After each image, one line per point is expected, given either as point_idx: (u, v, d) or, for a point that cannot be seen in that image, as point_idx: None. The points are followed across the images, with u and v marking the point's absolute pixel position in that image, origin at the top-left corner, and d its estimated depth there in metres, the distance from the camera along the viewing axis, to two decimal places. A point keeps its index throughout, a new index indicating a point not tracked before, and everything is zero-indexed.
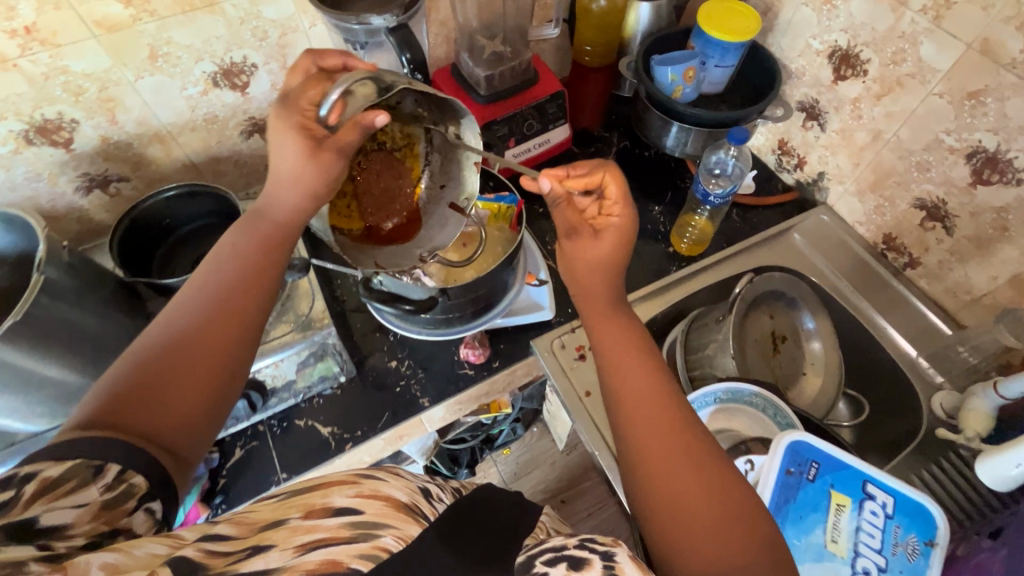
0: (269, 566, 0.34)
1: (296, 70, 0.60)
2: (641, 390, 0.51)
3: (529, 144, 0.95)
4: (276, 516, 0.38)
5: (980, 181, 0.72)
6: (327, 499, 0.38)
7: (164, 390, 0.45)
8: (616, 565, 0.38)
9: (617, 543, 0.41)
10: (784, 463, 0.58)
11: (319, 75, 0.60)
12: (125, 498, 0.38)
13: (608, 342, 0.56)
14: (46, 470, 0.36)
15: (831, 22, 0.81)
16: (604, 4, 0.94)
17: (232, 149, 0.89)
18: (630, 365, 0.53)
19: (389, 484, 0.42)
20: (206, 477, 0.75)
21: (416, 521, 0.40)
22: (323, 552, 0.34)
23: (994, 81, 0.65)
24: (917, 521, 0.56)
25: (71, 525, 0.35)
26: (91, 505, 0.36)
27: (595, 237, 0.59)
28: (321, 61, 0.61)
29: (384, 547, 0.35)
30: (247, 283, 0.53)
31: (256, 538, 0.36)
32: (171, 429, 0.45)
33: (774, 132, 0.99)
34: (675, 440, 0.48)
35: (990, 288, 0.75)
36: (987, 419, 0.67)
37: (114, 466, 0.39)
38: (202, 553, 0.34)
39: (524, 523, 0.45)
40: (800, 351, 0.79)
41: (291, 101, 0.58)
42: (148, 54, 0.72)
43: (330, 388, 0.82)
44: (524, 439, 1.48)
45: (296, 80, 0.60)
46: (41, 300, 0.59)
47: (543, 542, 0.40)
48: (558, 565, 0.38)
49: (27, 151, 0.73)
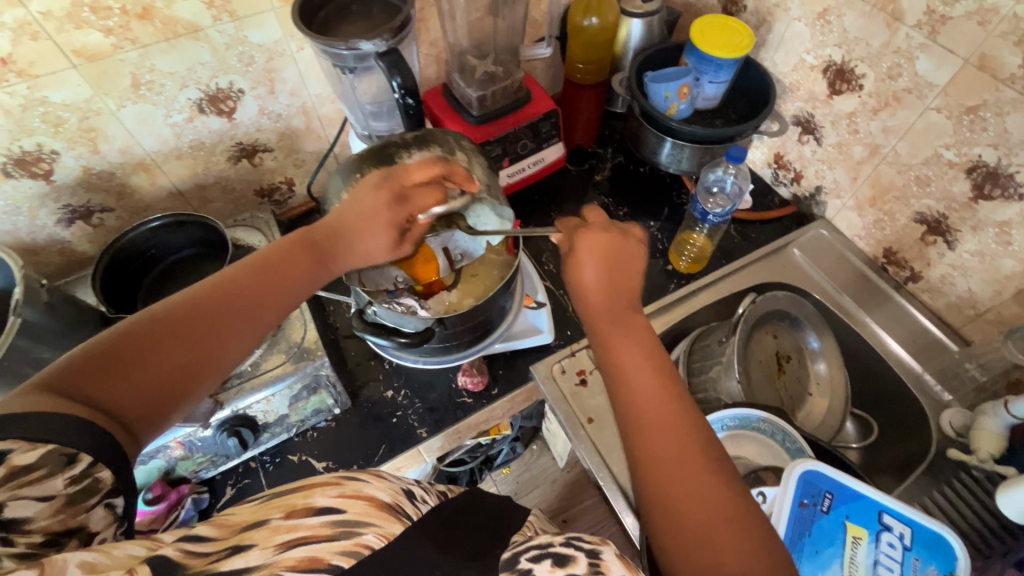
0: (249, 565, 0.32)
1: (427, 171, 0.66)
2: (652, 389, 0.49)
3: (523, 164, 0.94)
4: (256, 516, 0.36)
5: (981, 196, 0.71)
6: (310, 499, 0.37)
7: (138, 374, 0.45)
8: (601, 563, 0.39)
9: (603, 542, 0.42)
10: (796, 495, 0.56)
11: (436, 185, 0.66)
12: (88, 495, 0.38)
13: (614, 340, 0.53)
14: (15, 456, 0.35)
15: (825, 37, 0.81)
16: (596, 22, 0.91)
17: (219, 175, 0.87)
18: (642, 361, 0.51)
19: (371, 486, 0.40)
20: (196, 517, 0.73)
21: (399, 520, 0.39)
22: (306, 549, 0.34)
23: (993, 96, 0.65)
24: (937, 552, 0.54)
25: (30, 519, 0.35)
26: (54, 500, 0.36)
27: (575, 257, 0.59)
28: (450, 176, 0.67)
29: (366, 545, 0.35)
30: (249, 288, 0.53)
31: (237, 538, 0.34)
32: (135, 415, 0.44)
33: (770, 146, 0.98)
34: (689, 441, 0.46)
35: (994, 303, 0.74)
36: (1000, 439, 0.66)
37: (86, 458, 0.38)
38: (183, 552, 0.33)
39: (509, 526, 0.46)
40: (805, 370, 0.78)
41: (406, 203, 0.65)
42: (131, 82, 0.70)
43: (325, 420, 0.80)
44: (523, 457, 1.44)
45: (421, 177, 0.66)
46: (18, 343, 0.57)
47: (529, 541, 0.41)
48: (542, 562, 0.38)
49: (5, 184, 0.71)
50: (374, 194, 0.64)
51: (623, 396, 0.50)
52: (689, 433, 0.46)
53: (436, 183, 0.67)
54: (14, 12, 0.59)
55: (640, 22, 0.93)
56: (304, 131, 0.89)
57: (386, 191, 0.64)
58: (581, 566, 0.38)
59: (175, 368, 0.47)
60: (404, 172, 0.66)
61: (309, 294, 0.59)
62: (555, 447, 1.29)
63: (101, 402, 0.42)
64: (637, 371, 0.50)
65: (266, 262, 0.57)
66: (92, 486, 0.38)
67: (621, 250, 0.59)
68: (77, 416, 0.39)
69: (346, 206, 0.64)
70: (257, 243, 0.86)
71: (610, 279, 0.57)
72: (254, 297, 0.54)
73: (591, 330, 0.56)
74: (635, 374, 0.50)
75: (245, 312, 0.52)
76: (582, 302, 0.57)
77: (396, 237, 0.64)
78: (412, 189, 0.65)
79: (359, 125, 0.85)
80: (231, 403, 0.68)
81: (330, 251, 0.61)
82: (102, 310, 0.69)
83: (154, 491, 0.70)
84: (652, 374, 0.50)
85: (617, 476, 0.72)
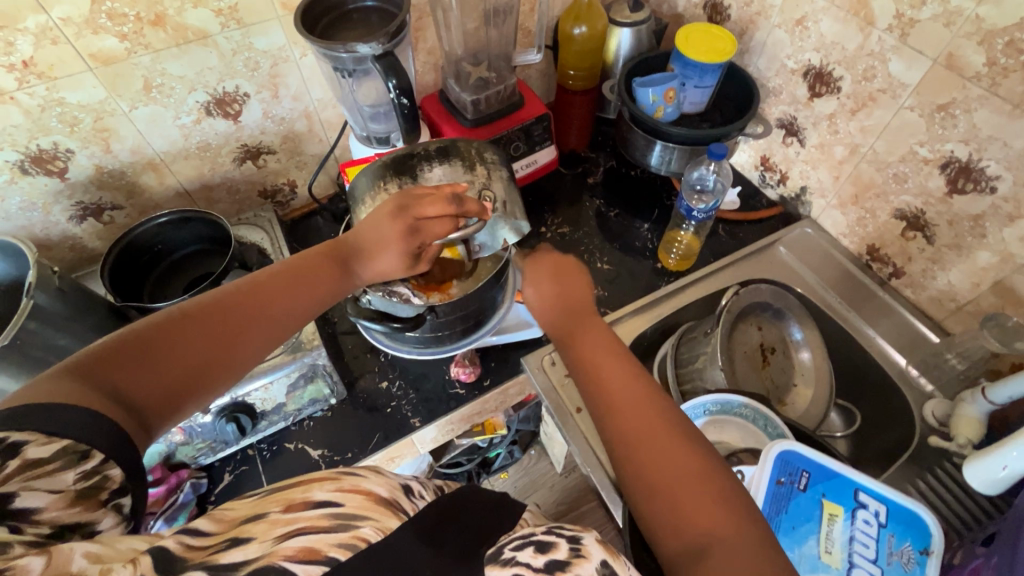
0: (247, 558, 0.33)
1: (442, 203, 0.64)
2: (623, 371, 0.50)
3: (517, 166, 0.97)
4: (254, 511, 0.38)
5: (955, 190, 0.73)
6: (307, 494, 0.38)
7: (159, 365, 0.45)
8: (582, 547, 0.39)
9: (585, 529, 0.42)
10: (773, 474, 0.58)
11: (450, 214, 0.65)
12: (97, 491, 0.36)
13: (588, 339, 0.54)
14: (28, 449, 0.34)
15: (803, 42, 0.84)
16: (584, 30, 0.96)
17: (224, 176, 0.91)
18: (608, 348, 0.52)
19: (368, 480, 0.41)
20: (193, 503, 0.75)
21: (395, 515, 0.40)
22: (304, 539, 0.35)
23: (961, 93, 0.68)
24: (911, 529, 0.56)
25: (41, 509, 0.34)
26: (65, 492, 0.35)
27: (542, 285, 0.59)
28: (465, 209, 0.65)
29: (363, 538, 0.36)
30: (265, 299, 0.54)
31: (235, 531, 0.36)
32: (149, 406, 0.44)
33: (756, 149, 1.02)
34: (658, 408, 0.47)
35: (973, 295, 0.76)
36: (977, 424, 0.68)
37: (98, 454, 0.37)
38: (182, 546, 0.34)
39: (506, 521, 0.46)
40: (789, 361, 0.80)
41: (418, 237, 0.64)
42: (143, 85, 0.74)
43: (321, 410, 0.82)
44: (522, 462, 1.45)
45: (434, 211, 0.64)
46: (29, 326, 0.60)
47: (514, 534, 0.42)
48: (524, 550, 0.39)
49: (22, 180, 0.75)
50: (388, 223, 0.64)
51: (593, 386, 0.50)
52: (656, 404, 0.47)
53: (454, 215, 0.65)
54: (37, 18, 0.63)
55: (629, 32, 0.97)
56: (306, 135, 0.94)
57: (400, 224, 0.64)
58: (562, 551, 0.39)
59: (191, 361, 0.47)
60: (417, 203, 0.64)
61: (330, 304, 0.61)
62: (552, 450, 1.30)
63: (117, 391, 0.42)
64: (604, 356, 0.52)
65: (284, 274, 0.58)
66: (101, 483, 0.37)
67: (570, 266, 0.61)
68: (89, 410, 0.38)
69: (362, 229, 0.65)
70: (259, 240, 0.89)
71: (565, 289, 0.59)
72: (279, 306, 0.55)
73: (557, 339, 0.57)
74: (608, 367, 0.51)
75: (265, 319, 0.54)
76: (544, 318, 0.59)
77: (409, 262, 0.66)
78: (424, 222, 0.64)
79: (359, 127, 0.88)
80: (231, 390, 0.70)
81: (351, 266, 0.63)
82: (109, 300, 0.72)
83: (155, 473, 0.73)
84: (624, 358, 0.52)
85: (605, 466, 0.74)
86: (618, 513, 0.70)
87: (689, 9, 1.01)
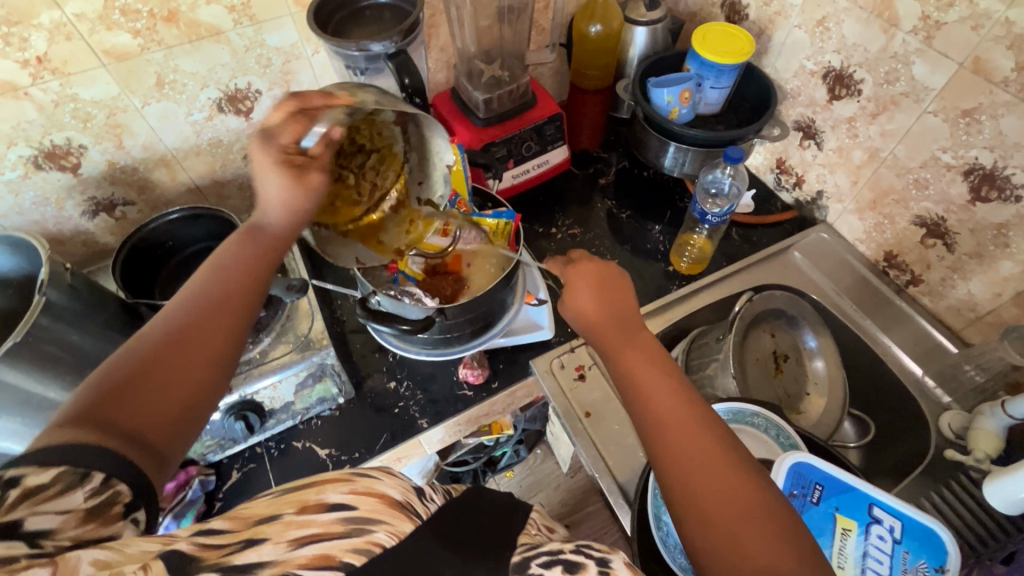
0: (263, 560, 0.33)
1: (279, 106, 0.58)
2: (670, 389, 0.48)
3: (529, 165, 0.97)
4: (270, 510, 0.37)
5: (978, 198, 0.71)
6: (321, 495, 0.38)
7: (163, 387, 0.44)
8: (611, 570, 0.39)
9: (613, 549, 0.41)
10: (786, 487, 0.58)
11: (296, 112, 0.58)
12: (109, 505, 0.35)
13: (630, 352, 0.52)
14: (28, 478, 0.33)
15: (824, 44, 0.82)
16: (600, 29, 0.94)
17: (236, 173, 0.91)
18: (652, 363, 0.50)
19: (382, 483, 0.41)
20: (201, 500, 0.75)
21: (409, 519, 0.39)
22: (316, 547, 0.34)
23: (988, 99, 0.66)
24: (927, 545, 0.55)
25: (55, 530, 0.32)
26: (75, 512, 0.34)
27: (583, 287, 0.57)
28: (305, 102, 0.59)
29: (377, 542, 0.35)
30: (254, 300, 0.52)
31: (251, 531, 0.35)
32: (158, 432, 0.42)
33: (772, 151, 1.00)
34: (705, 433, 0.45)
35: (995, 305, 0.74)
36: (996, 439, 0.66)
37: (100, 474, 0.36)
38: (196, 546, 0.33)
39: (520, 525, 0.45)
40: (802, 369, 0.79)
41: (274, 146, 0.57)
42: (156, 81, 0.74)
43: (329, 409, 0.82)
44: (527, 461, 1.45)
45: (279, 118, 0.58)
46: (41, 322, 0.60)
47: (538, 546, 0.41)
48: (553, 568, 0.38)
49: (35, 175, 0.75)
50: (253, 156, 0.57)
51: (642, 406, 0.48)
52: (704, 426, 0.45)
53: (303, 112, 0.59)
54: (51, 14, 0.63)
55: (645, 30, 0.95)
56: None
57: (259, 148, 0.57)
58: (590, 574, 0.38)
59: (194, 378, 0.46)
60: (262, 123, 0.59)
61: None
62: (558, 451, 1.30)
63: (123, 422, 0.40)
64: (646, 374, 0.49)
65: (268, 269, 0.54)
66: (113, 497, 0.36)
67: (614, 276, 0.59)
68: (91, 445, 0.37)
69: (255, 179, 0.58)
70: None
71: (606, 296, 0.56)
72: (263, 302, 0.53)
73: (599, 350, 0.54)
74: (648, 384, 0.49)
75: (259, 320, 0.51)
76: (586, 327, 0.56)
77: (292, 177, 0.57)
78: (281, 135, 0.57)
79: None
80: (239, 388, 0.70)
81: None
82: (120, 296, 0.73)
83: None
84: (663, 373, 0.49)
85: (612, 471, 0.73)
86: (625, 520, 0.70)
87: (705, 7, 1.00)
